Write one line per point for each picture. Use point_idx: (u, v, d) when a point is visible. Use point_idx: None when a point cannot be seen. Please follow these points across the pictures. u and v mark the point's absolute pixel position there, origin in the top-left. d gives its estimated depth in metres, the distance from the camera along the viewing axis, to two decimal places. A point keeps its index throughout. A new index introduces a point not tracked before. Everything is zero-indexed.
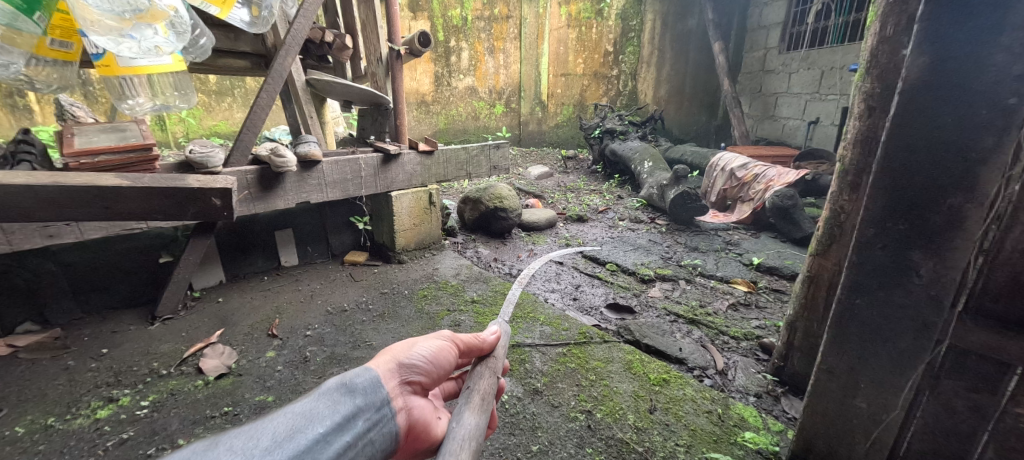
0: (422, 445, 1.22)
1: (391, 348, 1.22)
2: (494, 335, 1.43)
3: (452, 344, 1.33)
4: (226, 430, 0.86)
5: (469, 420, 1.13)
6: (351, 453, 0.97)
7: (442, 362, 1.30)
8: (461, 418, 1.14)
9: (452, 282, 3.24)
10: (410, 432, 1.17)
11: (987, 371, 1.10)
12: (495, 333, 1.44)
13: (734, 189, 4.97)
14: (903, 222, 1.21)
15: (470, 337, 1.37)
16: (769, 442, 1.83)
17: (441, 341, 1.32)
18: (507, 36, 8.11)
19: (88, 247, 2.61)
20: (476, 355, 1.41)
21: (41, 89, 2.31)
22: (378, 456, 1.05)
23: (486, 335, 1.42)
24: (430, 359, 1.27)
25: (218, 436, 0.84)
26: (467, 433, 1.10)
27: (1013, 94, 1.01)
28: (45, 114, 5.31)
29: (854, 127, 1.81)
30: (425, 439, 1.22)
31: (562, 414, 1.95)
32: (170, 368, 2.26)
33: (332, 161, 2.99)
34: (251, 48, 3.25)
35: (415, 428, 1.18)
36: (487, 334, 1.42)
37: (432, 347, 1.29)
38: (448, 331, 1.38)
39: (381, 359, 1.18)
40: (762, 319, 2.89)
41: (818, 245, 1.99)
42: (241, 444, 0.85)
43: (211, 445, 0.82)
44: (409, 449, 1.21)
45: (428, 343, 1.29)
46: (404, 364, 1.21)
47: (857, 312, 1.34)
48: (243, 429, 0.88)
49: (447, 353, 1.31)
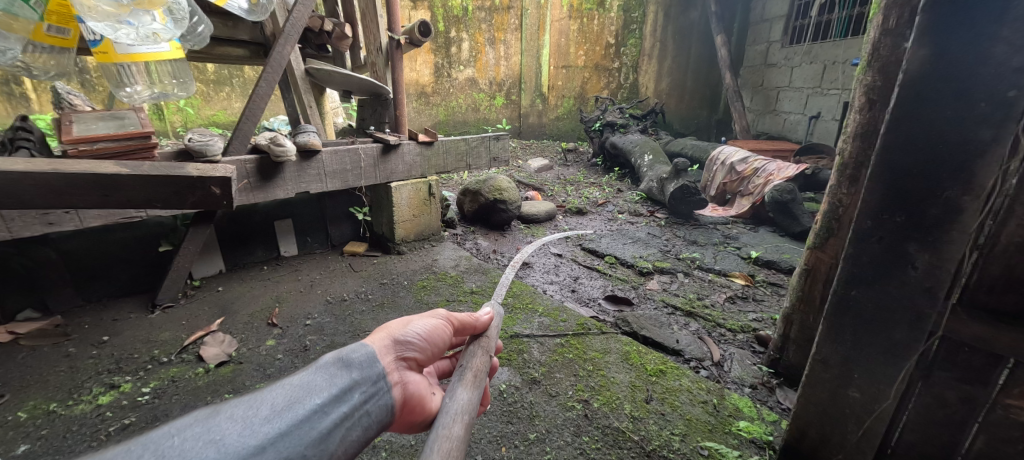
0: (417, 419, 1.24)
1: (387, 326, 1.24)
2: (486, 315, 1.46)
3: (447, 324, 1.35)
4: (228, 399, 0.88)
5: (462, 395, 1.15)
6: (349, 424, 0.98)
7: (437, 340, 1.32)
8: (454, 393, 1.16)
9: (451, 273, 3.25)
10: (407, 405, 1.19)
11: (979, 362, 1.16)
12: (488, 313, 1.47)
13: (734, 183, 4.97)
14: (900, 214, 1.20)
15: (464, 316, 1.40)
16: (764, 432, 1.85)
17: (435, 319, 1.34)
18: (508, 27, 8.05)
19: (88, 234, 2.62)
20: (470, 334, 1.43)
21: (40, 76, 2.29)
22: (376, 428, 1.06)
23: (480, 315, 1.45)
24: (425, 337, 1.29)
25: (220, 405, 0.86)
26: (460, 408, 1.12)
27: (1013, 87, 1.01)
28: (42, 102, 5.28)
29: (854, 121, 1.81)
30: (420, 413, 1.24)
31: (559, 404, 1.97)
32: (171, 355, 2.28)
33: (332, 151, 2.99)
34: (250, 36, 3.24)
35: (410, 402, 1.19)
36: (481, 314, 1.45)
37: (427, 325, 1.31)
38: (443, 310, 1.40)
39: (377, 335, 1.20)
40: (759, 312, 2.91)
41: (816, 239, 2.00)
42: (241, 412, 0.87)
43: (212, 414, 0.85)
44: (405, 423, 1.22)
45: (423, 322, 1.31)
46: (398, 341, 1.23)
47: (852, 303, 1.33)
48: (244, 398, 0.90)
49: (442, 332, 1.34)
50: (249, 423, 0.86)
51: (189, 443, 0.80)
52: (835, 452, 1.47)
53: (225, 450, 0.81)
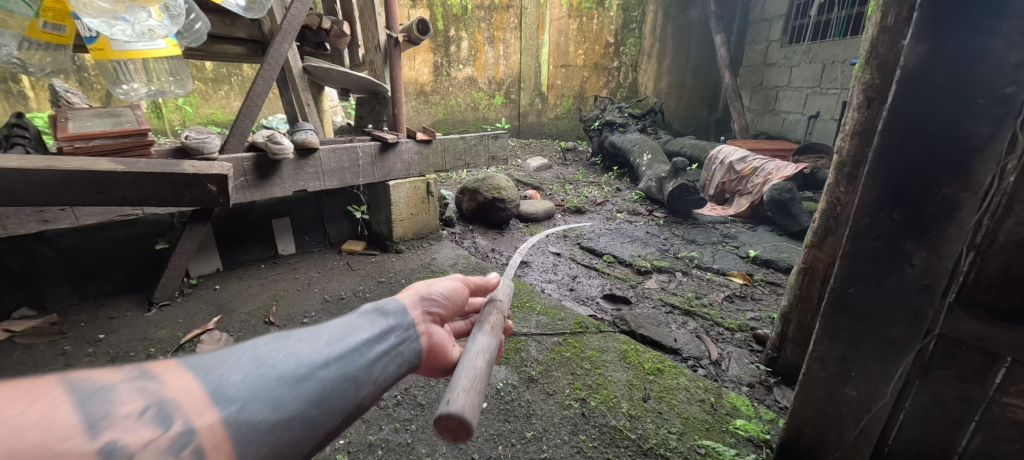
0: (441, 364, 1.27)
1: (412, 285, 1.28)
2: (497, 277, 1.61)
3: (463, 286, 1.42)
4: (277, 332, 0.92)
5: (482, 339, 1.19)
6: (386, 360, 1.01)
7: (457, 298, 1.37)
8: (475, 337, 1.19)
9: (449, 272, 3.24)
10: (433, 352, 1.21)
11: (977, 360, 1.15)
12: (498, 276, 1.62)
13: (733, 182, 4.97)
14: (897, 211, 1.20)
15: (477, 278, 1.53)
16: (761, 430, 1.85)
17: (454, 280, 1.40)
18: (508, 26, 8.03)
19: (84, 232, 2.61)
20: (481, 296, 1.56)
21: (35, 73, 2.27)
22: (410, 368, 1.08)
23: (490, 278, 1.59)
24: (448, 295, 1.34)
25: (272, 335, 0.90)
26: (482, 348, 1.15)
27: (1011, 83, 1.01)
28: (40, 101, 5.27)
29: (852, 119, 1.81)
30: (444, 360, 1.26)
31: (556, 402, 1.97)
32: (168, 354, 2.27)
33: (329, 149, 2.98)
34: (247, 34, 3.22)
35: (436, 350, 1.22)
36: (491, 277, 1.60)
37: (448, 286, 1.36)
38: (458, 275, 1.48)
39: (404, 292, 1.24)
40: (757, 311, 2.91)
41: (813, 237, 2.00)
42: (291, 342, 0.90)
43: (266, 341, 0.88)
44: (430, 367, 1.25)
45: (443, 282, 1.36)
46: (427, 298, 1.26)
47: (849, 301, 1.33)
48: (291, 332, 0.93)
49: (461, 292, 1.40)
50: (297, 354, 0.89)
51: (249, 360, 0.83)
52: (832, 450, 1.47)
53: (282, 368, 0.84)
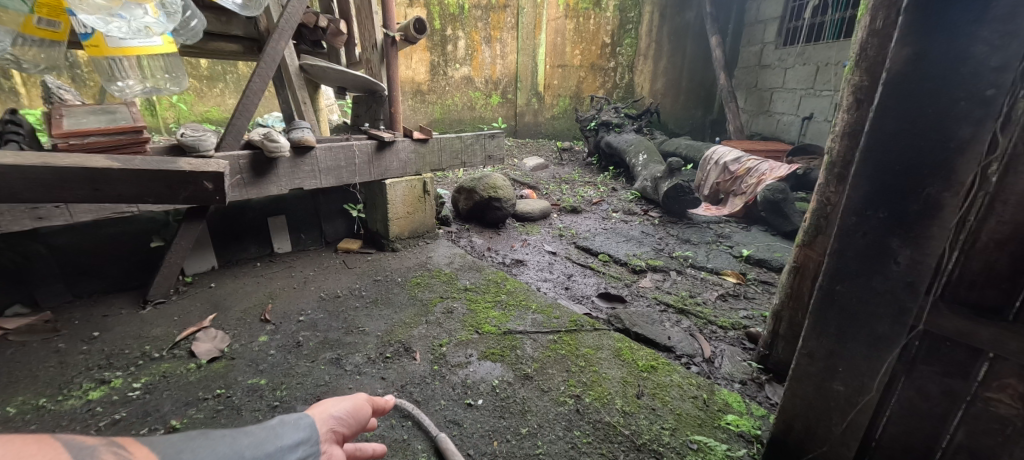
0: None
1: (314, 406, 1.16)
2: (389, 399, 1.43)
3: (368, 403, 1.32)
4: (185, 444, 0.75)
5: None
6: None
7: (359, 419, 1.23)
8: None
9: (445, 270, 3.26)
10: None
11: (961, 356, 1.19)
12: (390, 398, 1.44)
13: (727, 183, 5.01)
14: (883, 210, 1.22)
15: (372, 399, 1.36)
16: (752, 426, 1.88)
17: (355, 399, 1.26)
18: (505, 25, 8.06)
19: (78, 230, 2.60)
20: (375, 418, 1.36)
21: (29, 69, 2.28)
22: None
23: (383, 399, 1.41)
24: (348, 416, 1.21)
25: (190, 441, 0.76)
26: None
27: (991, 86, 1.04)
28: (32, 97, 5.24)
29: (842, 120, 1.84)
30: None
31: (551, 399, 1.99)
32: (163, 351, 2.27)
33: (326, 147, 2.99)
34: (244, 32, 3.22)
35: None
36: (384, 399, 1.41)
37: (348, 405, 1.23)
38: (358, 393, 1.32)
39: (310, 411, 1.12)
40: (750, 309, 2.95)
41: (805, 236, 2.03)
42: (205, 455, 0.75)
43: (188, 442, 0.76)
44: None
45: (343, 403, 1.23)
46: (327, 418, 1.14)
47: (837, 298, 1.35)
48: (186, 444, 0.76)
49: (364, 410, 1.27)
50: (233, 448, 0.80)
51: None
52: (820, 445, 1.48)
53: None
